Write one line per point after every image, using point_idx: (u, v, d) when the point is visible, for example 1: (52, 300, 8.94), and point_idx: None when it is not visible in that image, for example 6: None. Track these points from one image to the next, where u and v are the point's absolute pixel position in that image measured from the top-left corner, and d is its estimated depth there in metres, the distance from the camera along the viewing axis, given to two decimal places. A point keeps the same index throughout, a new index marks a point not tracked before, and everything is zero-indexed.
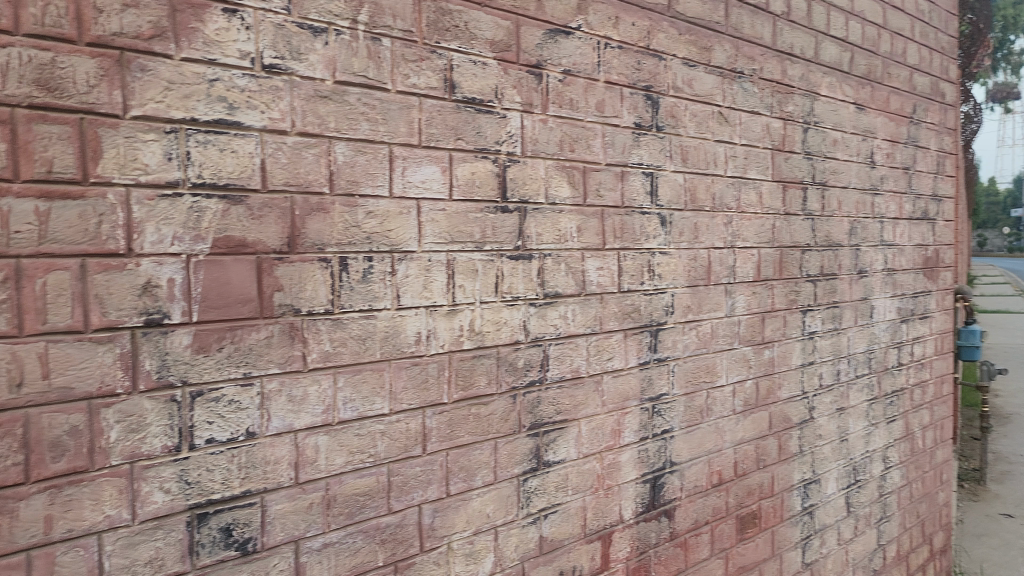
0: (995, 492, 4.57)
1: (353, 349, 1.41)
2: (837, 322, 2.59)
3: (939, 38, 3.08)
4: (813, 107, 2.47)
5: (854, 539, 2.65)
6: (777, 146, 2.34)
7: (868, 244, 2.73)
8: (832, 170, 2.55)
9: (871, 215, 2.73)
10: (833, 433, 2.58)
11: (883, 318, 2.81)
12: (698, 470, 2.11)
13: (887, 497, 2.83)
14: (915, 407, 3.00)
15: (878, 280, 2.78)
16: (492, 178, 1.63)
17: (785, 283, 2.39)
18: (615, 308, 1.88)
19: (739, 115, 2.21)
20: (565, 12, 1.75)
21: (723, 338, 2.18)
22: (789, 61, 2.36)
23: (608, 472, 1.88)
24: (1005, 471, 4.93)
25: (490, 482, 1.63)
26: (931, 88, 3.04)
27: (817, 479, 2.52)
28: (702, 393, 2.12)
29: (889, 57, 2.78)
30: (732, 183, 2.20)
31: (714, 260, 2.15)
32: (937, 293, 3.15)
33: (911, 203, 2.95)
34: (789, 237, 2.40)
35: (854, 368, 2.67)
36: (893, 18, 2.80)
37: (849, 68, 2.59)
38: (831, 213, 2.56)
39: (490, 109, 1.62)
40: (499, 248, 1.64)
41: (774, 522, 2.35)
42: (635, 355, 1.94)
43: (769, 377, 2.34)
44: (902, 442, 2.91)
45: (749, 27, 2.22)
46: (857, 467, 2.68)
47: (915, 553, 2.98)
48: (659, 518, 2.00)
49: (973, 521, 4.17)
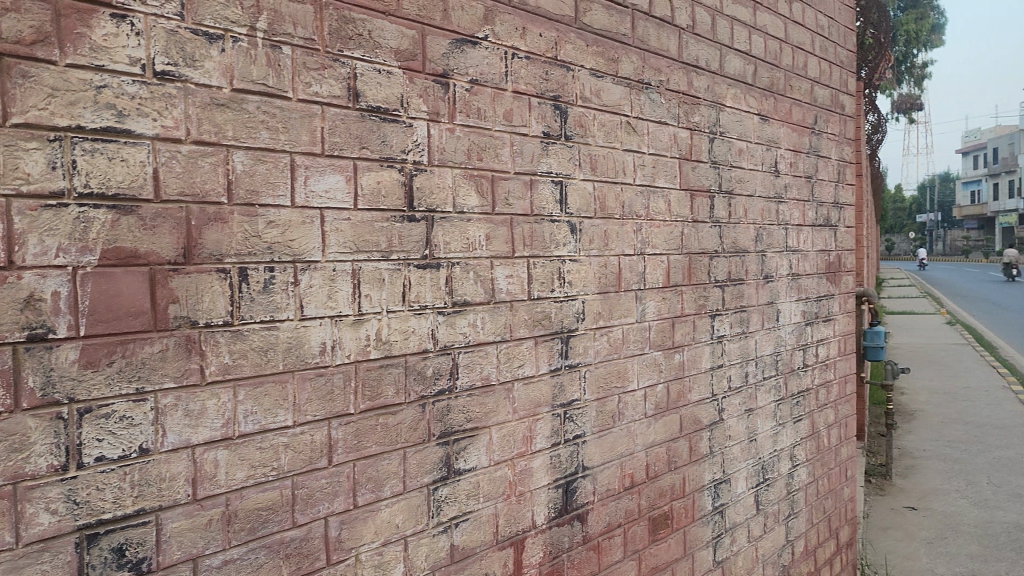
0: (900, 486, 4.77)
1: (253, 361, 1.39)
2: (744, 325, 2.67)
3: (837, 52, 3.21)
4: (719, 118, 2.54)
5: (763, 537, 2.73)
6: (684, 155, 2.40)
7: (774, 250, 2.82)
8: (738, 178, 2.63)
9: (776, 222, 2.83)
10: (742, 434, 2.66)
11: (789, 321, 2.91)
12: (610, 474, 2.14)
13: (795, 495, 2.92)
14: (821, 407, 3.11)
15: (783, 284, 2.88)
16: (398, 188, 1.62)
17: (694, 289, 2.45)
18: (525, 315, 1.90)
19: (647, 126, 2.26)
20: (471, 22, 1.76)
21: (634, 344, 2.22)
22: (694, 73, 2.43)
23: (520, 478, 1.89)
24: (909, 466, 5.16)
25: (398, 492, 1.63)
26: (830, 100, 3.17)
27: (727, 479, 2.59)
28: (613, 398, 2.15)
29: (791, 71, 2.89)
30: (640, 192, 2.24)
31: (624, 267, 2.19)
32: (839, 297, 3.28)
33: (814, 210, 3.06)
34: (697, 244, 2.46)
35: (761, 370, 2.76)
36: (794, 33, 2.91)
37: (752, 80, 2.68)
38: (737, 220, 2.63)
39: (395, 118, 1.61)
40: (406, 257, 1.64)
41: (686, 522, 2.40)
42: (546, 361, 1.95)
43: (680, 380, 2.39)
44: (808, 441, 3.01)
45: (655, 39, 2.27)
46: (765, 466, 2.76)
47: (822, 548, 3.09)
48: (572, 522, 2.03)
49: (879, 515, 4.34)
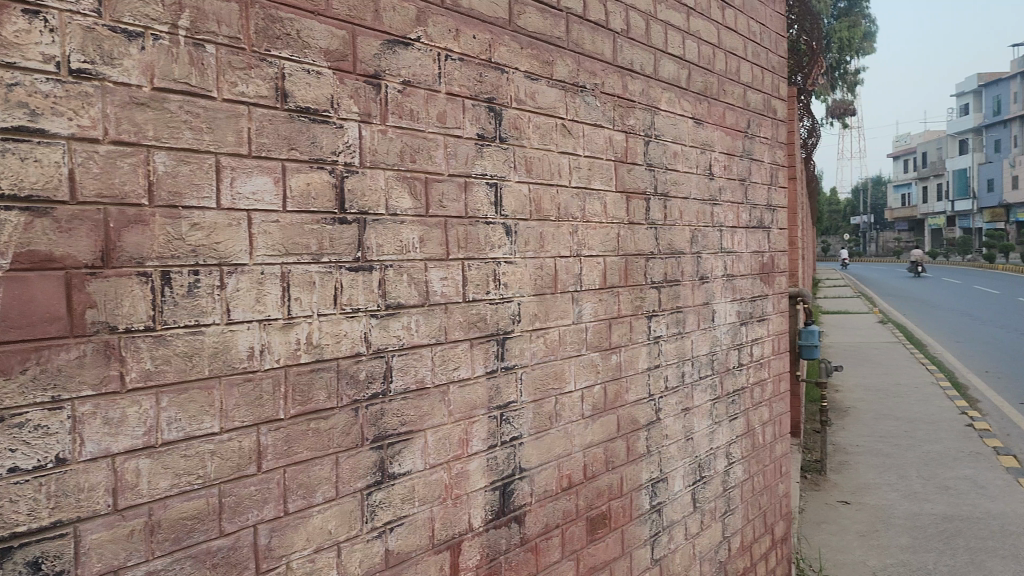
0: (834, 481, 4.90)
1: (177, 367, 1.35)
2: (680, 326, 2.70)
3: (769, 58, 3.29)
4: (655, 121, 2.58)
5: (699, 534, 2.77)
6: (619, 158, 2.42)
7: (709, 251, 2.87)
8: (673, 181, 2.67)
9: (711, 224, 2.88)
10: (679, 433, 2.69)
11: (724, 321, 2.96)
12: (548, 475, 2.15)
13: (731, 492, 2.98)
14: (755, 405, 3.18)
15: (719, 285, 2.93)
16: (329, 190, 1.60)
17: (631, 290, 2.47)
18: (460, 317, 1.90)
19: (583, 128, 2.28)
20: (403, 23, 1.75)
21: (570, 345, 2.23)
22: (629, 77, 2.45)
23: (456, 481, 1.88)
24: (842, 461, 5.29)
25: (331, 497, 1.60)
26: (763, 104, 3.24)
27: (664, 477, 2.62)
28: (551, 399, 2.16)
29: (724, 76, 2.95)
30: (576, 194, 2.26)
31: (561, 269, 2.20)
32: (773, 297, 3.36)
33: (747, 213, 3.13)
34: (633, 245, 2.48)
35: (697, 370, 2.80)
36: (727, 38, 2.96)
37: (686, 84, 2.73)
38: (673, 222, 2.67)
39: (326, 119, 1.59)
40: (337, 259, 1.62)
41: (624, 522, 2.43)
42: (481, 363, 1.95)
43: (617, 381, 2.41)
44: (743, 439, 3.07)
45: (590, 43, 2.29)
46: (702, 464, 2.81)
47: (758, 544, 3.15)
48: (509, 524, 2.03)
49: (814, 509, 4.45)
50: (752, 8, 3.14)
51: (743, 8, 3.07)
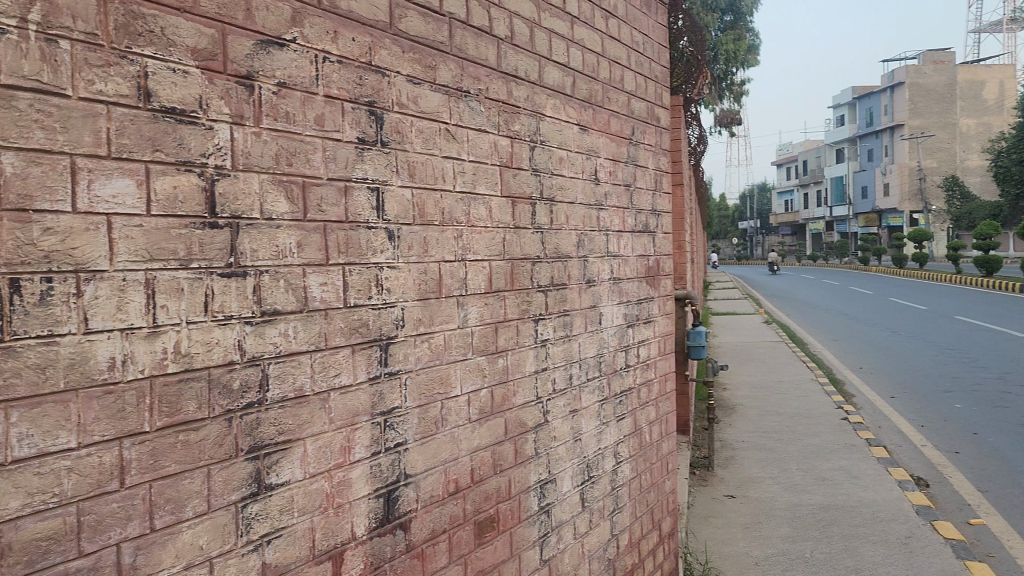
0: (720, 476, 5.08)
1: (28, 381, 1.28)
2: (567, 329, 2.74)
3: (652, 67, 3.38)
4: (539, 127, 2.61)
5: (588, 534, 2.82)
6: (505, 163, 2.44)
7: (595, 255, 2.93)
8: (559, 186, 2.71)
9: (597, 228, 2.94)
10: (567, 434, 2.73)
11: (610, 324, 3.03)
12: (434, 480, 2.14)
13: (619, 490, 3.04)
14: (642, 405, 3.26)
15: (605, 288, 3.00)
16: (198, 193, 1.55)
17: (517, 293, 2.49)
18: (341, 323, 1.87)
19: (467, 133, 2.29)
20: (277, 24, 1.71)
21: (456, 350, 2.23)
22: (514, 83, 2.48)
23: (337, 490, 1.85)
24: (729, 457, 5.49)
25: (202, 511, 1.55)
26: (646, 112, 3.34)
27: (553, 479, 2.65)
28: (436, 404, 2.16)
29: (608, 83, 3.01)
30: (461, 199, 2.26)
31: (445, 273, 2.20)
32: (658, 299, 3.46)
33: (632, 217, 3.21)
34: (519, 250, 2.51)
35: (584, 372, 2.85)
36: (611, 48, 3.03)
37: (571, 91, 2.78)
38: (560, 226, 2.71)
39: (193, 120, 1.54)
40: (208, 265, 1.56)
41: (512, 524, 2.45)
42: (364, 370, 1.93)
43: (504, 384, 2.43)
44: (630, 438, 3.14)
45: (473, 48, 2.30)
46: (590, 464, 2.86)
47: (645, 539, 3.24)
48: (394, 532, 2.01)
49: (702, 504, 4.59)
50: (634, 19, 3.22)
51: (626, 19, 3.15)
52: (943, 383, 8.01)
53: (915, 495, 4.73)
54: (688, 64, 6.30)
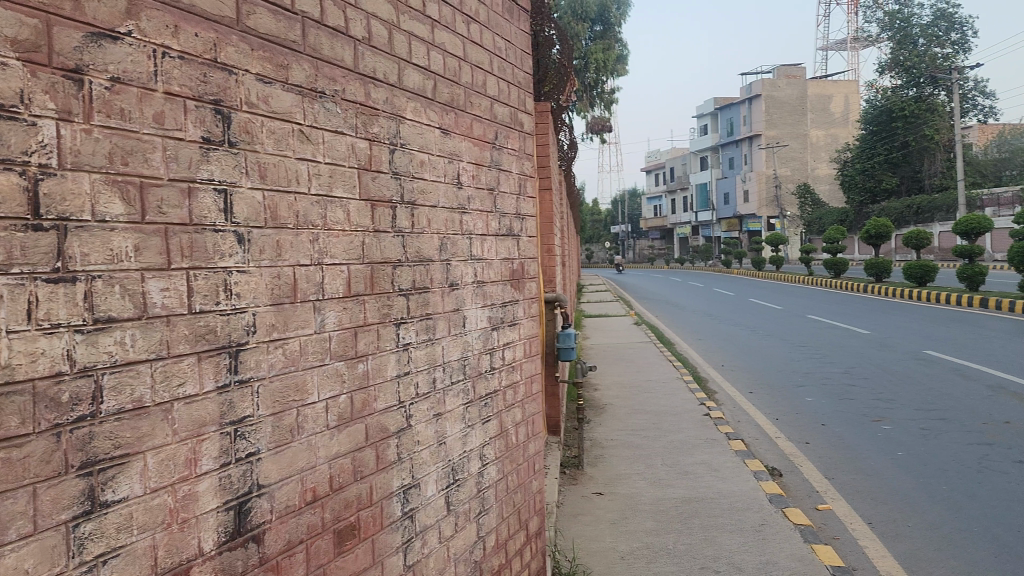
0: (589, 474, 5.21)
1: None
2: (430, 332, 2.74)
3: (515, 74, 3.44)
4: (399, 130, 2.59)
5: (454, 536, 2.82)
6: (363, 166, 2.42)
7: (458, 259, 2.94)
8: (420, 189, 2.70)
9: (459, 231, 2.94)
10: (431, 438, 2.73)
11: (475, 327, 3.04)
12: (289, 490, 2.09)
13: (485, 492, 3.06)
14: (508, 406, 3.29)
15: (469, 291, 3.01)
16: (20, 193, 1.45)
17: (377, 298, 2.47)
18: (185, 330, 1.79)
19: (322, 135, 2.25)
20: (111, 15, 1.63)
21: (313, 356, 2.19)
22: (372, 84, 2.45)
23: (182, 504, 1.77)
24: (598, 455, 5.63)
25: (27, 533, 1.45)
26: (509, 118, 3.38)
27: (417, 483, 2.64)
28: (292, 411, 2.11)
29: (470, 88, 3.04)
30: (316, 201, 2.22)
31: (300, 277, 2.15)
32: (523, 302, 3.50)
33: (497, 220, 3.24)
34: (379, 254, 2.48)
35: (449, 375, 2.85)
36: (473, 53, 3.06)
37: (432, 95, 2.78)
38: (422, 230, 2.71)
39: (14, 115, 1.44)
40: (31, 270, 1.46)
41: (374, 530, 2.42)
42: (212, 378, 1.86)
43: (364, 390, 2.40)
44: (496, 439, 3.17)
45: (328, 49, 2.26)
46: (456, 467, 2.87)
47: (512, 540, 3.27)
48: (245, 545, 1.94)
49: (571, 502, 4.68)
50: (497, 25, 3.27)
51: (488, 24, 3.19)
52: (795, 377, 8.53)
53: (769, 485, 5.00)
54: (557, 82, 6.42)
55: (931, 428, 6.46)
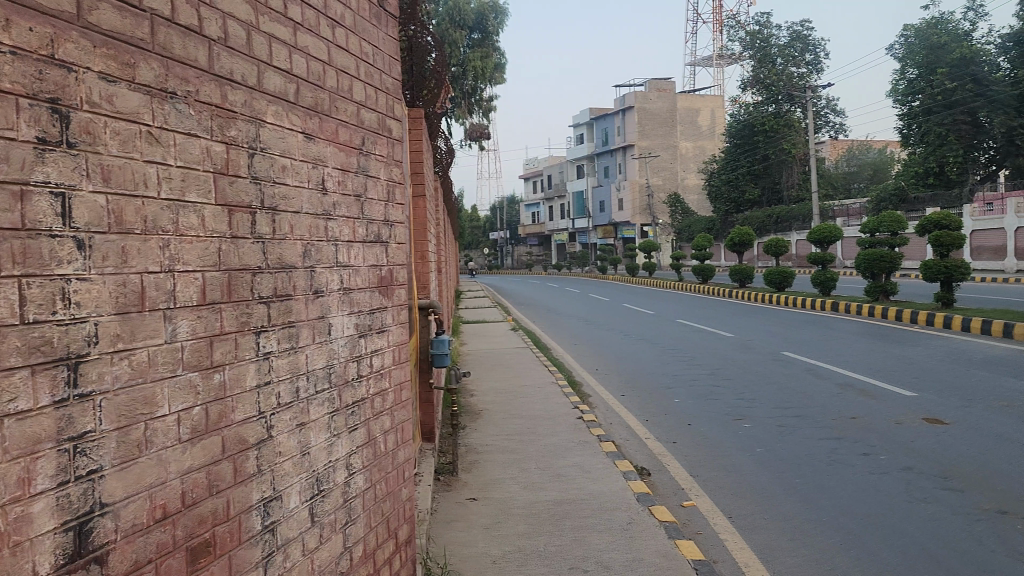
0: (464, 480, 5.22)
1: None
2: (293, 341, 2.68)
3: (382, 78, 3.44)
4: (258, 133, 2.53)
5: (318, 548, 2.78)
6: (220, 169, 2.34)
7: (323, 265, 2.89)
8: (282, 195, 2.65)
9: (324, 237, 2.90)
10: (294, 449, 2.67)
11: (340, 335, 3.00)
12: (136, 508, 1.99)
13: (352, 502, 3.02)
14: (376, 414, 3.27)
15: (335, 299, 2.97)
16: None
17: (234, 306, 2.39)
18: (17, 342, 1.68)
19: (173, 137, 2.17)
20: None
21: (163, 366, 2.10)
22: (229, 86, 2.39)
23: (13, 528, 1.66)
24: (473, 461, 5.66)
25: None
26: (377, 123, 3.37)
27: (278, 496, 2.58)
28: (140, 425, 2.01)
29: (335, 92, 3.00)
30: (166, 206, 2.13)
31: (148, 285, 2.05)
32: (392, 308, 3.48)
33: (364, 227, 3.21)
34: (237, 260, 2.41)
35: (313, 384, 2.80)
36: (338, 57, 3.02)
37: (295, 99, 2.73)
38: (283, 236, 2.64)
39: None
40: None
41: (231, 546, 2.34)
42: (47, 393, 1.75)
43: (221, 401, 2.32)
44: (364, 448, 3.14)
45: (180, 48, 2.18)
46: (320, 477, 2.82)
47: (380, 549, 3.24)
48: (87, 567, 1.84)
49: (444, 509, 4.68)
50: (364, 29, 3.25)
51: (354, 28, 3.16)
52: (665, 379, 8.85)
53: (637, 484, 5.17)
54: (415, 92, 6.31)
55: (787, 424, 6.86)
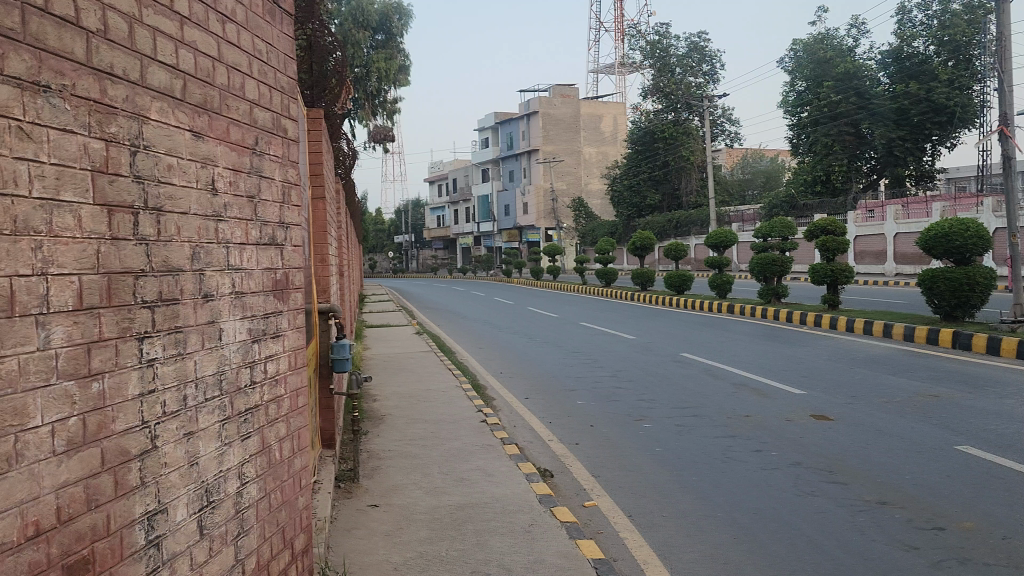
0: (365, 487, 5.14)
1: None
2: (181, 347, 2.58)
3: (277, 77, 3.36)
4: (142, 131, 2.43)
5: (207, 561, 2.68)
6: (98, 168, 2.23)
7: (214, 268, 2.80)
8: (168, 196, 2.54)
9: (214, 240, 2.80)
10: (181, 460, 2.57)
11: (232, 341, 2.91)
12: (6, 526, 1.87)
13: (244, 513, 2.93)
14: (270, 422, 3.18)
15: (226, 303, 2.87)
16: None
17: (115, 311, 2.28)
18: None
19: (47, 132, 2.05)
20: None
21: (35, 375, 1.98)
22: (109, 81, 2.28)
23: None
24: (375, 466, 5.58)
25: None
26: (271, 122, 3.29)
27: (164, 508, 2.47)
28: (9, 438, 1.89)
29: (226, 89, 2.91)
30: (39, 206, 2.01)
31: (19, 290, 1.93)
32: (287, 313, 3.39)
33: (257, 229, 3.12)
34: (119, 263, 2.30)
35: (202, 392, 2.70)
36: (229, 53, 2.93)
37: (181, 95, 2.64)
38: (169, 238, 2.54)
39: None
40: None
41: (112, 563, 2.23)
42: None
43: (99, 411, 2.21)
44: (257, 457, 3.05)
45: (55, 40, 2.07)
46: (210, 488, 2.71)
47: (275, 561, 3.16)
48: None
49: (345, 517, 4.59)
50: (256, 26, 3.16)
51: (246, 25, 3.08)
52: (568, 382, 8.96)
53: (540, 486, 5.21)
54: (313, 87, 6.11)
55: (684, 424, 7.05)
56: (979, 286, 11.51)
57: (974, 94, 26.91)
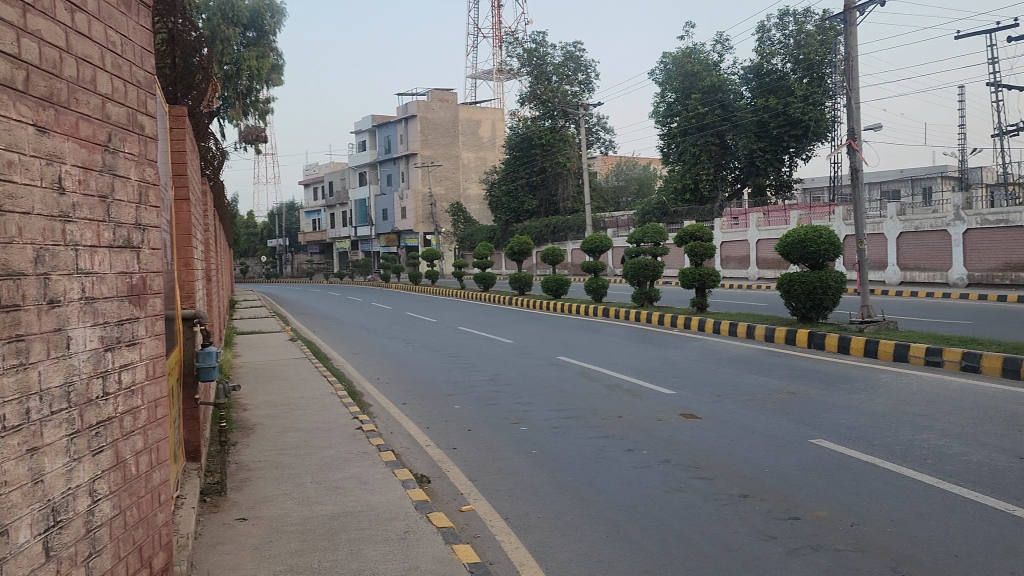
0: (233, 500, 4.95)
1: None
2: (23, 356, 2.40)
3: (133, 71, 3.20)
4: None
5: None
6: None
7: (60, 272, 2.62)
8: (7, 194, 2.36)
9: (61, 242, 2.63)
10: (24, 478, 2.38)
11: (82, 349, 2.73)
12: None
13: (95, 532, 2.75)
14: (126, 434, 3.01)
15: (75, 310, 2.70)
16: None
17: None
18: None
19: None
20: None
21: None
22: None
23: None
24: (244, 478, 5.38)
25: None
26: (127, 118, 3.13)
27: (5, 531, 2.28)
28: None
29: (75, 83, 2.74)
30: None
31: None
32: (145, 319, 3.22)
33: (110, 231, 2.96)
34: None
35: (48, 404, 2.52)
36: (78, 44, 2.76)
37: (25, 87, 2.45)
38: (10, 240, 2.36)
39: None
40: None
41: None
42: None
43: None
44: (111, 472, 2.88)
45: None
46: (56, 507, 2.53)
47: None
48: None
49: (211, 532, 4.40)
50: (109, 16, 2.99)
51: (98, 14, 2.91)
52: (446, 386, 8.94)
53: (416, 492, 5.17)
54: (184, 85, 5.89)
55: (560, 426, 7.17)
56: (831, 289, 12.29)
57: (826, 109, 28.87)
